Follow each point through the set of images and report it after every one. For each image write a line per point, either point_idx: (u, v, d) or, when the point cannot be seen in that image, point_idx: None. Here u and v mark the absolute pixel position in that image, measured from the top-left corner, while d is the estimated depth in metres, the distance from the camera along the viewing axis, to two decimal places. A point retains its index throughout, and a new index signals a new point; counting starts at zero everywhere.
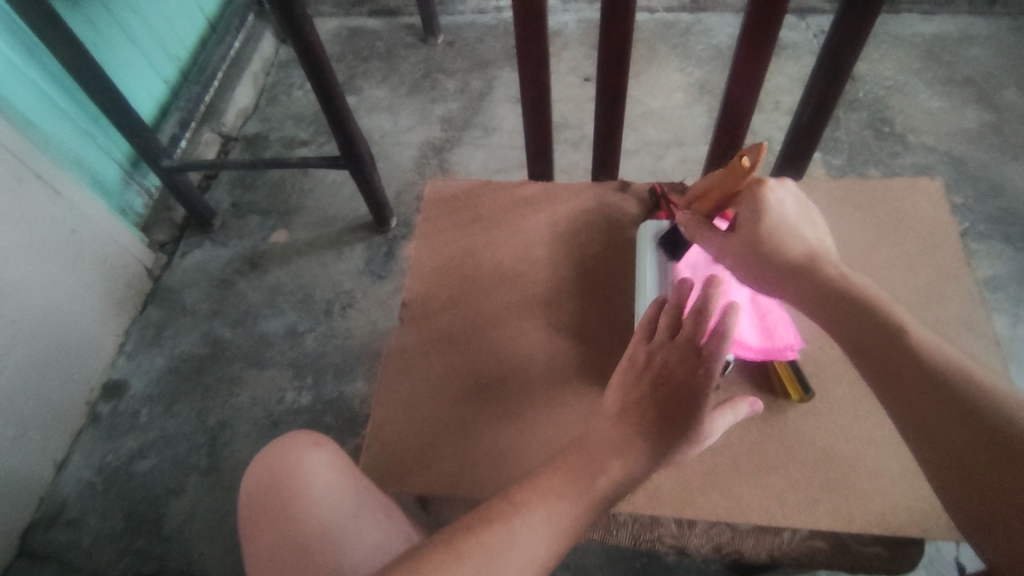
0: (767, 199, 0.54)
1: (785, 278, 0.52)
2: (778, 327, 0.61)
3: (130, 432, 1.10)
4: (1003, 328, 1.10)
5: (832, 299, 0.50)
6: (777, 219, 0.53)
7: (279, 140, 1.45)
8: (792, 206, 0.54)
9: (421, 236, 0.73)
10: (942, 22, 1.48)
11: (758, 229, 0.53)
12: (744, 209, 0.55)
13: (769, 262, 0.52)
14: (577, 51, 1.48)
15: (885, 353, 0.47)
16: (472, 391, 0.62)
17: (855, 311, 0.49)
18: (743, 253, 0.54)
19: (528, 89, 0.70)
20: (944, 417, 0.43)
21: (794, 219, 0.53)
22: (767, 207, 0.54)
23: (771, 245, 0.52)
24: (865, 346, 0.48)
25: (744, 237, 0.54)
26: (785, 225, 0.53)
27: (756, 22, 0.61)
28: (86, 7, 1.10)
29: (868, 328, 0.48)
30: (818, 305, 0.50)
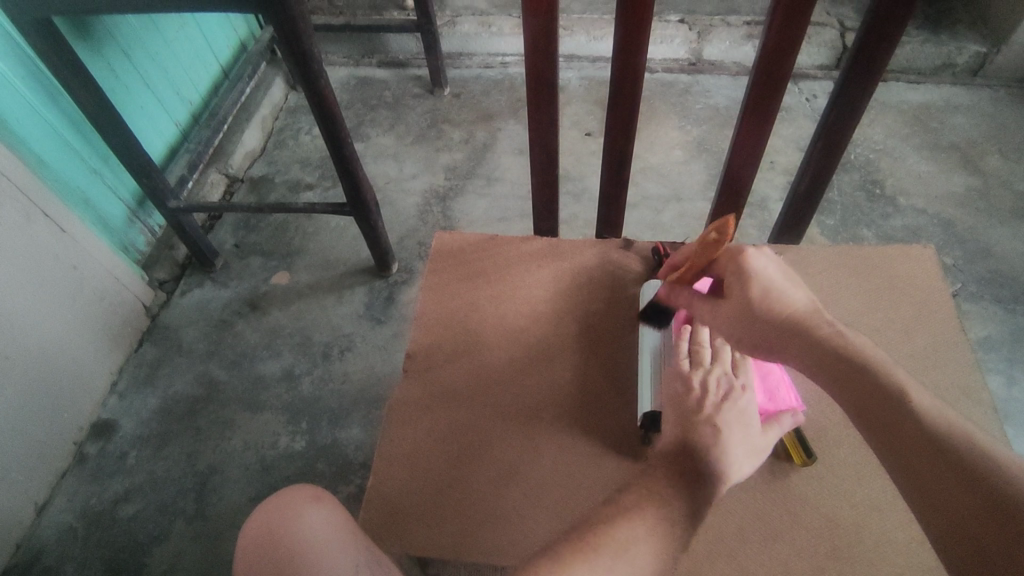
0: (752, 266, 0.54)
1: (785, 339, 0.52)
2: (779, 389, 0.62)
3: (116, 474, 1.08)
4: (997, 390, 1.11)
5: (829, 357, 0.48)
6: (765, 282, 0.54)
7: (285, 182, 1.47)
8: (775, 270, 0.55)
9: (427, 288, 0.73)
10: (928, 90, 1.55)
11: (748, 296, 0.54)
12: (731, 278, 0.56)
13: (764, 324, 0.53)
14: (579, 107, 1.53)
15: (885, 413, 0.44)
16: (475, 447, 0.61)
17: (855, 372, 0.47)
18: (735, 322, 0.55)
19: (537, 149, 0.73)
20: (945, 482, 0.40)
21: (781, 283, 0.54)
22: (751, 274, 0.54)
23: (764, 309, 0.53)
24: (865, 407, 0.45)
25: (734, 303, 0.55)
26: (772, 289, 0.53)
27: (756, 100, 0.64)
28: (105, 50, 1.13)
29: (866, 387, 0.46)
30: (816, 365, 0.49)
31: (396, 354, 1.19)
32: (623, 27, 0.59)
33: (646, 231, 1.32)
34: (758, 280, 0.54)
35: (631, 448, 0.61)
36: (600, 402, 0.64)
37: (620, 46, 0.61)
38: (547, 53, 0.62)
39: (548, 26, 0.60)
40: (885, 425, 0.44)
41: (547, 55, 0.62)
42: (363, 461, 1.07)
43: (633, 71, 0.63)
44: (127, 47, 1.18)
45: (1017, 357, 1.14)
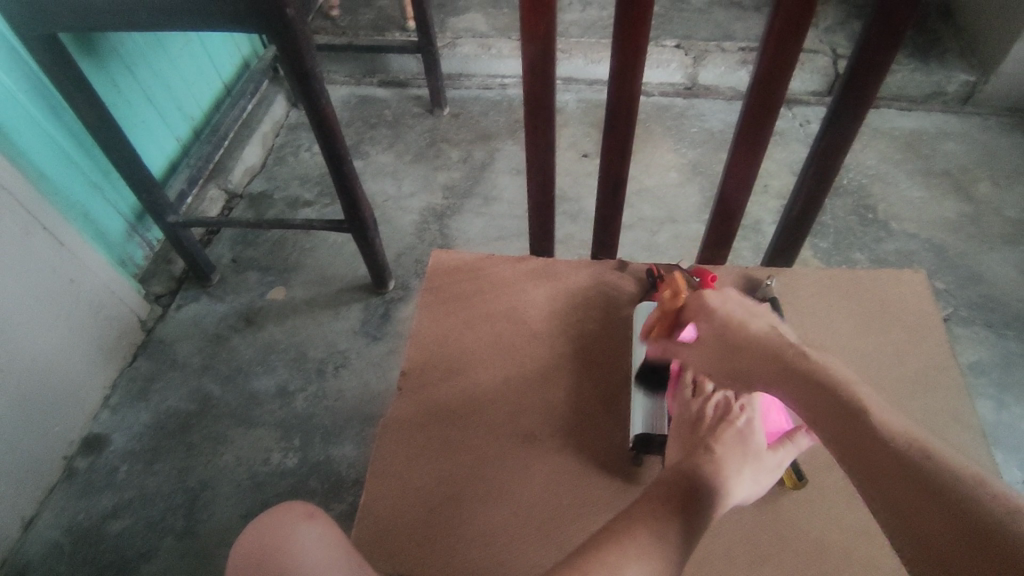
0: (712, 302, 0.56)
1: (755, 360, 0.51)
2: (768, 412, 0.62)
3: (105, 489, 1.07)
4: (989, 414, 1.11)
5: (801, 379, 0.47)
6: (726, 312, 0.55)
7: (283, 199, 1.48)
8: (739, 304, 0.55)
9: (423, 306, 0.74)
10: (919, 117, 1.58)
11: (719, 330, 0.54)
12: (699, 316, 0.57)
13: (737, 350, 0.53)
14: (576, 128, 1.55)
15: (859, 436, 0.43)
16: (467, 466, 0.61)
17: (823, 392, 0.46)
18: (713, 356, 0.56)
19: (534, 170, 0.74)
20: (920, 505, 0.39)
21: (743, 311, 0.55)
22: (713, 311, 0.56)
23: (729, 342, 0.54)
24: (836, 429, 0.45)
25: (708, 338, 0.56)
26: (735, 319, 0.54)
27: (749, 127, 0.66)
28: (110, 66, 1.15)
29: (839, 411, 0.45)
30: (791, 386, 0.48)
31: (391, 371, 1.19)
32: (619, 55, 0.61)
33: (641, 252, 1.33)
34: (720, 314, 0.55)
35: (623, 469, 0.61)
36: (592, 422, 0.64)
37: (617, 73, 0.62)
38: (545, 78, 0.64)
39: (546, 52, 0.61)
40: (861, 452, 0.43)
41: (545, 79, 0.64)
42: (355, 479, 1.07)
43: (629, 97, 0.64)
44: (131, 63, 1.19)
45: (1009, 382, 1.15)
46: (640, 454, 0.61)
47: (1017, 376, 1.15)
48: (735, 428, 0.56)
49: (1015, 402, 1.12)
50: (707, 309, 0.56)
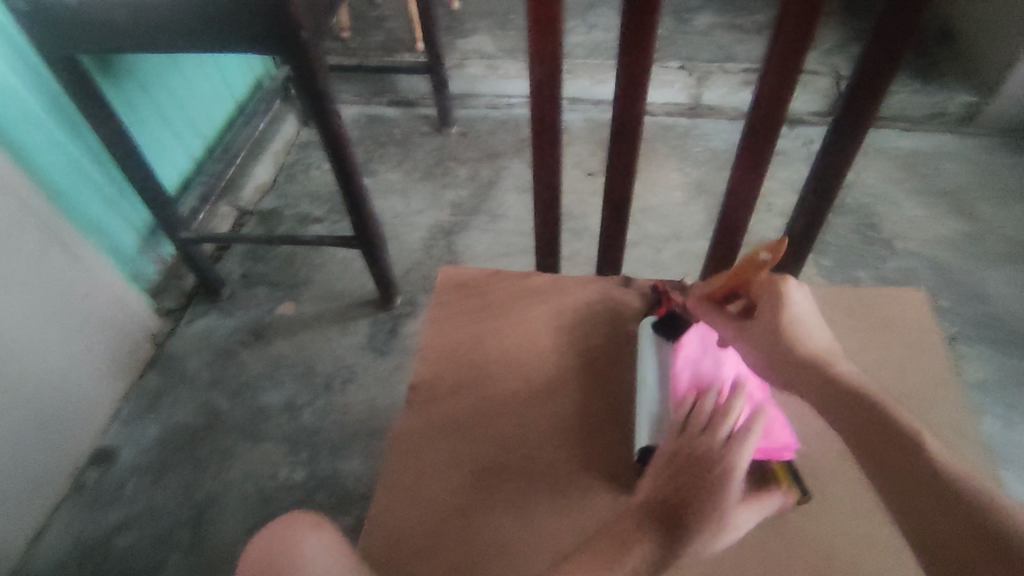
0: (789, 293, 0.59)
1: (802, 371, 0.56)
2: (773, 426, 0.62)
3: (114, 502, 1.08)
4: (995, 433, 1.11)
5: (833, 384, 0.54)
6: (795, 311, 0.58)
7: (293, 215, 1.51)
8: (807, 308, 0.59)
9: (431, 320, 0.75)
10: (921, 137, 1.59)
11: (778, 317, 0.58)
12: (764, 302, 0.60)
13: (791, 351, 0.56)
14: (581, 147, 1.58)
15: (887, 450, 0.48)
16: (474, 478, 0.62)
17: (857, 407, 0.52)
18: (761, 341, 0.59)
19: (540, 188, 0.75)
20: (936, 513, 0.44)
21: (806, 317, 0.59)
22: (786, 301, 0.59)
23: (790, 336, 0.57)
24: (867, 441, 0.50)
25: (762, 321, 0.59)
26: (798, 313, 0.58)
27: (751, 147, 0.68)
28: (128, 87, 1.18)
29: (865, 416, 0.51)
30: (830, 400, 0.53)
31: (397, 386, 1.20)
32: (623, 78, 0.63)
33: (646, 269, 1.35)
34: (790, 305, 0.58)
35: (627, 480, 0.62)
36: (596, 433, 0.65)
37: (621, 95, 0.64)
38: (551, 100, 0.66)
39: (553, 75, 0.63)
40: (885, 457, 0.48)
41: (551, 101, 0.66)
42: (362, 494, 1.07)
43: (633, 118, 0.66)
44: (147, 83, 1.23)
45: (1014, 401, 1.15)
46: (645, 468, 0.62)
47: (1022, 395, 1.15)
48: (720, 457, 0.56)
49: (1020, 421, 1.12)
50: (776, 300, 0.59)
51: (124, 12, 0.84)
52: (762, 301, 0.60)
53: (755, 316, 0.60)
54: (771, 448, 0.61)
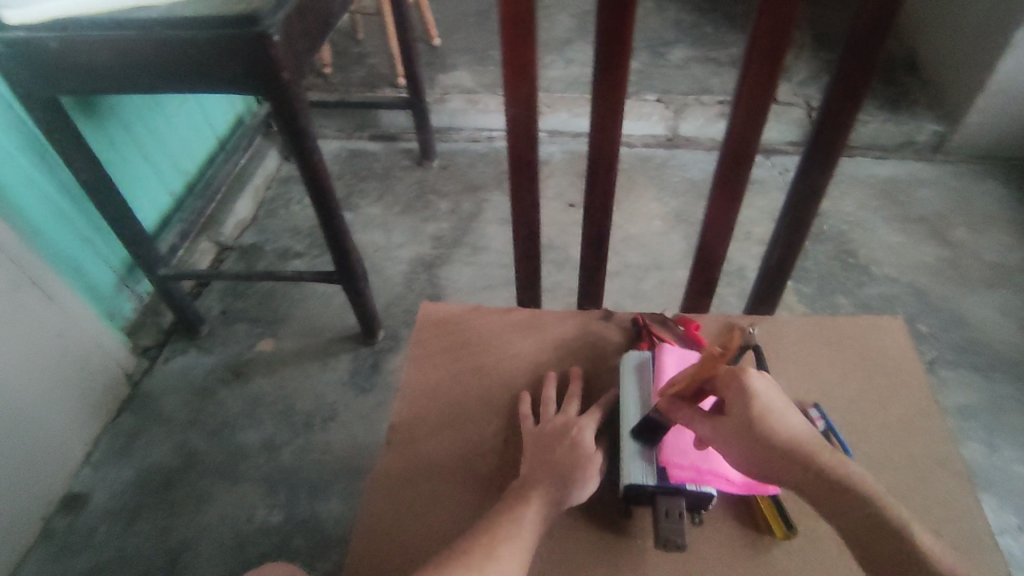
0: (751, 387, 0.53)
1: (776, 460, 0.51)
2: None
3: (84, 550, 1.03)
4: (979, 458, 1.11)
5: (825, 487, 0.50)
6: (763, 405, 0.53)
7: (274, 250, 1.50)
8: (772, 396, 0.54)
9: (412, 358, 0.74)
10: (892, 165, 1.63)
11: (749, 413, 0.52)
12: (730, 397, 0.54)
13: (764, 445, 0.51)
14: (562, 179, 1.59)
15: (840, 501, 0.49)
16: (453, 522, 0.61)
17: (809, 470, 0.50)
18: (735, 442, 0.53)
19: (520, 223, 0.76)
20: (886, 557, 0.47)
21: (778, 407, 0.53)
22: (754, 397, 0.53)
23: (763, 434, 0.51)
24: (822, 497, 0.50)
25: (733, 420, 0.53)
26: (764, 405, 0.53)
27: (724, 180, 0.69)
28: (107, 125, 1.18)
29: (859, 517, 0.48)
30: (786, 473, 0.51)
31: (380, 423, 1.18)
32: (597, 115, 0.64)
33: (628, 299, 1.35)
34: (755, 400, 0.53)
35: (611, 518, 0.60)
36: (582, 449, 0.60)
37: (596, 132, 0.65)
38: (528, 138, 0.66)
39: (529, 113, 0.64)
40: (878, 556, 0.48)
41: (528, 139, 0.66)
42: (343, 536, 1.04)
43: (609, 154, 0.67)
44: (127, 121, 1.22)
45: (996, 425, 1.15)
46: (630, 506, 0.60)
47: (1004, 419, 1.16)
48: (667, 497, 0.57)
49: (1003, 446, 1.13)
50: (740, 395, 0.53)
51: (102, 54, 0.84)
52: (731, 400, 0.54)
53: (722, 415, 0.54)
54: (754, 481, 0.59)
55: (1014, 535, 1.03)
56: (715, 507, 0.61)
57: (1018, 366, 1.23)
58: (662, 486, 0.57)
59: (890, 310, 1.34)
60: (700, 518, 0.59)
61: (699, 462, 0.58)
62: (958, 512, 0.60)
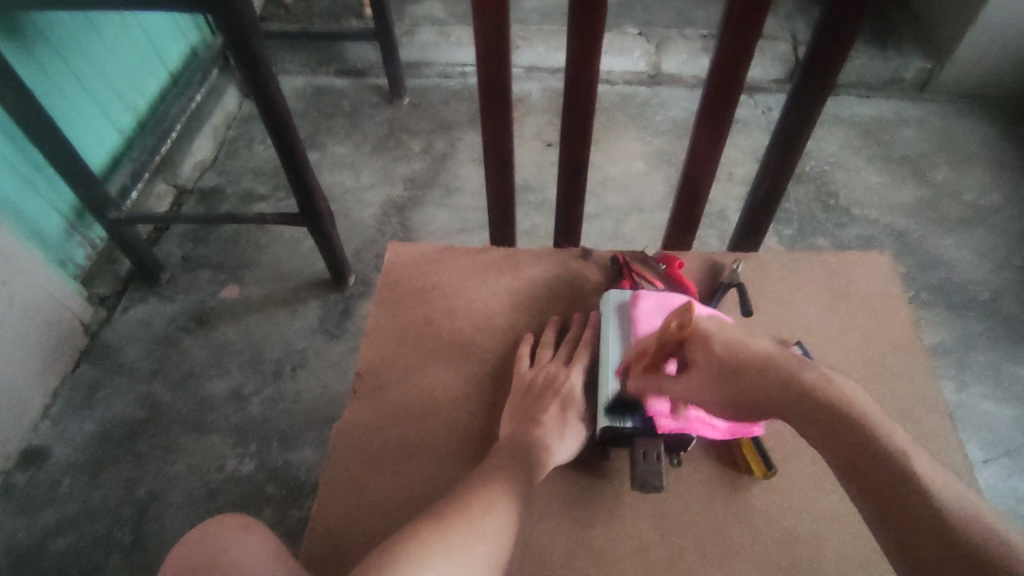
0: (705, 330, 0.52)
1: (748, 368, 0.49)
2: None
3: (47, 504, 1.00)
4: (950, 395, 1.13)
5: (823, 418, 0.45)
6: (725, 343, 0.51)
7: (236, 193, 1.42)
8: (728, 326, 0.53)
9: (380, 301, 0.70)
10: (876, 104, 1.60)
11: (713, 361, 0.50)
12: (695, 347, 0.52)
13: (736, 368, 0.49)
14: (539, 117, 1.52)
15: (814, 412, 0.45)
16: (425, 467, 0.58)
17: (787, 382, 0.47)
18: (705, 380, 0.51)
19: (492, 156, 0.70)
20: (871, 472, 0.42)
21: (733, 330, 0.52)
22: (711, 336, 0.51)
23: (730, 360, 0.50)
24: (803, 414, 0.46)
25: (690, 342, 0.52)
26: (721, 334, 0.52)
27: (711, 107, 0.64)
28: (40, 53, 1.07)
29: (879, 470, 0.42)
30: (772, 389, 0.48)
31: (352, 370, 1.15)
32: (575, 35, 0.58)
33: (607, 242, 1.32)
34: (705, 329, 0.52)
35: (588, 460, 0.58)
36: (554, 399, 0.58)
37: (574, 51, 0.59)
38: (499, 58, 0.60)
39: (499, 28, 0.58)
40: (872, 485, 0.42)
41: (499, 59, 0.60)
42: (316, 484, 1.02)
43: (587, 76, 0.61)
44: (63, 49, 1.12)
45: (968, 362, 1.17)
46: (607, 447, 0.58)
47: (975, 355, 1.17)
48: (648, 441, 0.55)
49: (973, 382, 1.14)
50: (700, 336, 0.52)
51: None
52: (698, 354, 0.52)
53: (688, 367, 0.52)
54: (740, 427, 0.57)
55: (981, 468, 1.05)
56: (695, 450, 0.59)
57: (992, 305, 1.23)
58: (641, 428, 0.55)
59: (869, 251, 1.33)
60: (680, 460, 0.58)
61: (688, 410, 0.55)
62: (938, 447, 0.60)
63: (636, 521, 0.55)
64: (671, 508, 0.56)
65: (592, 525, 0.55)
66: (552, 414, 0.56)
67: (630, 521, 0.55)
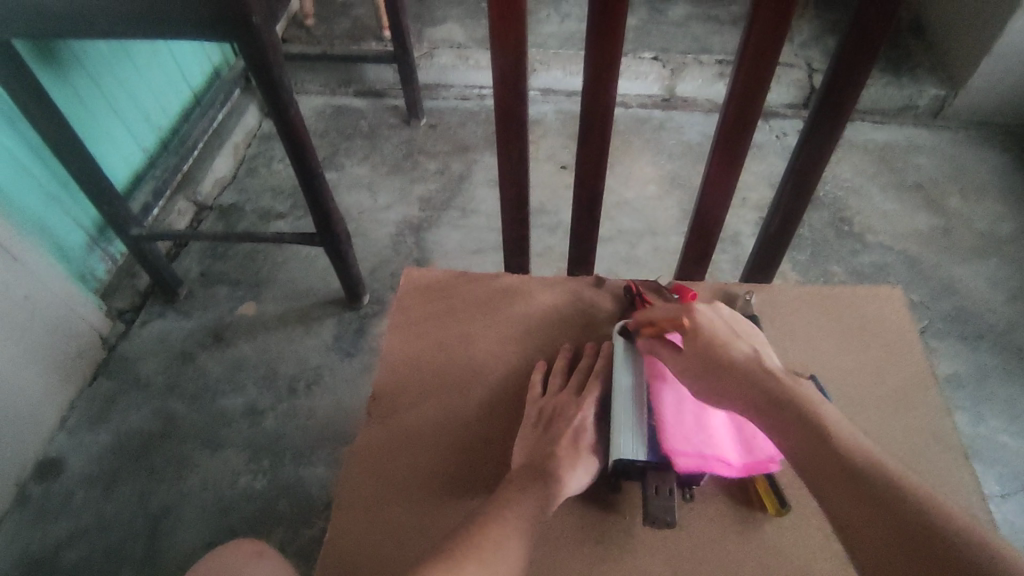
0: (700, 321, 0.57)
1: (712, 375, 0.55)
2: (754, 434, 0.57)
3: (61, 516, 1.02)
4: (966, 428, 1.11)
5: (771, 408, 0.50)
6: (712, 330, 0.56)
7: (255, 211, 1.44)
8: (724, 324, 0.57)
9: (394, 326, 0.71)
10: (891, 131, 1.60)
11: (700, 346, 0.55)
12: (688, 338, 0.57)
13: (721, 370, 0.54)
14: (554, 140, 1.54)
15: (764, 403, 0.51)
16: (437, 494, 0.59)
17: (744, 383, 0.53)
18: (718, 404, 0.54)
19: (508, 184, 0.72)
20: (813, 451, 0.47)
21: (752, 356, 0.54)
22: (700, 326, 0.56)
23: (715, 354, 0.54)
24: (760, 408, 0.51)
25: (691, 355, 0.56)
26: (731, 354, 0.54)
27: (726, 141, 0.64)
28: (70, 74, 1.11)
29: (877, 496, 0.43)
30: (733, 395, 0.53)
31: (365, 390, 1.16)
32: (592, 68, 0.59)
33: (620, 265, 1.32)
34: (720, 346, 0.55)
35: (598, 492, 0.59)
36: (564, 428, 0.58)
37: (590, 87, 0.61)
38: (516, 92, 0.62)
39: (517, 63, 0.59)
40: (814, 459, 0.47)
41: (516, 92, 0.62)
42: (326, 503, 1.03)
43: (603, 110, 0.62)
44: (93, 70, 1.15)
45: (984, 394, 1.15)
46: (618, 480, 0.58)
47: (990, 386, 1.16)
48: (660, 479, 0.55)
49: (989, 414, 1.13)
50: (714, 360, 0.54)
51: None
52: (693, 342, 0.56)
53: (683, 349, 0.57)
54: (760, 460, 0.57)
55: (998, 503, 1.03)
56: (708, 484, 0.59)
57: (1009, 337, 1.22)
58: (651, 461, 0.55)
59: (884, 279, 1.32)
60: (692, 494, 0.58)
61: (701, 450, 0.56)
62: (952, 486, 0.59)
63: (646, 554, 0.55)
64: (681, 541, 0.56)
65: (602, 559, 0.55)
66: (564, 445, 0.57)
67: (639, 553, 0.55)
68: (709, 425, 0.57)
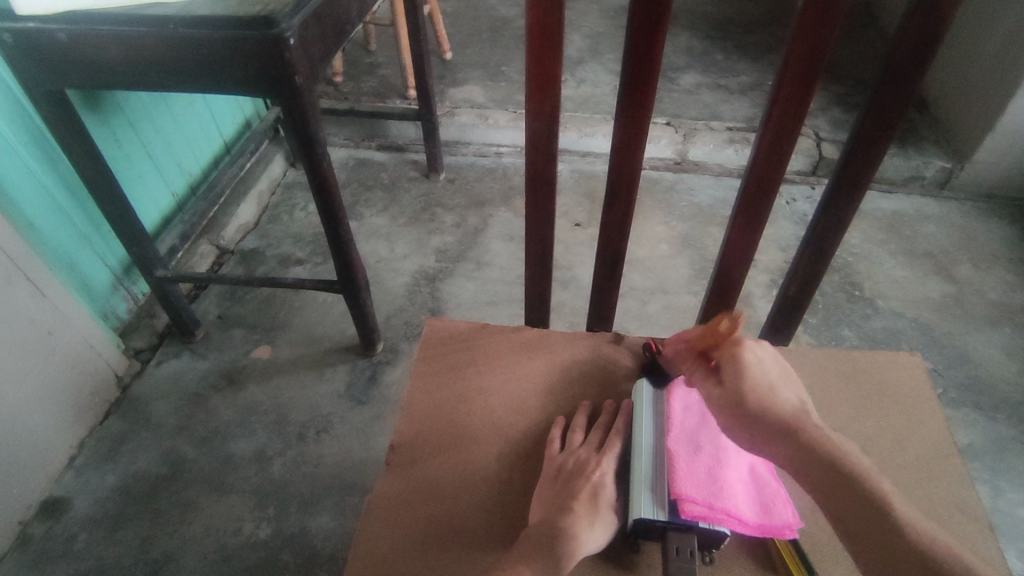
0: None
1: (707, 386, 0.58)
2: (778, 503, 0.57)
3: (61, 558, 1.00)
4: (985, 500, 1.09)
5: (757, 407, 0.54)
6: None
7: (275, 256, 1.47)
8: None
9: (416, 376, 0.72)
10: (899, 200, 1.64)
11: None
12: None
13: None
14: (569, 198, 1.58)
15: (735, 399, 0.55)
16: (455, 548, 0.58)
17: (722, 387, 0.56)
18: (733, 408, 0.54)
19: (533, 239, 0.74)
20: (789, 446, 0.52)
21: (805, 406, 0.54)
22: None
23: None
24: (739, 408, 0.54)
25: None
26: None
27: (747, 206, 0.67)
28: (112, 121, 1.16)
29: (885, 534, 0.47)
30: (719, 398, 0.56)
31: (374, 439, 1.15)
32: (620, 135, 0.62)
33: (632, 322, 1.33)
34: None
35: (616, 551, 0.58)
36: (585, 484, 0.58)
37: (616, 153, 0.64)
38: (546, 154, 0.65)
39: (549, 129, 0.63)
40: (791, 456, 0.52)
41: (546, 156, 0.65)
42: (332, 555, 1.01)
43: (630, 173, 0.65)
44: (133, 118, 1.21)
45: (1002, 465, 1.14)
46: (638, 540, 0.57)
47: (1009, 460, 1.14)
48: (680, 545, 0.54)
49: (1008, 487, 1.11)
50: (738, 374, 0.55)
51: (114, 49, 0.83)
52: None
53: None
54: (779, 526, 0.56)
55: None
56: (731, 546, 0.58)
57: None
58: (672, 521, 0.55)
59: (896, 345, 1.32)
60: (713, 557, 0.57)
61: (715, 499, 0.55)
62: (977, 561, 0.58)
63: None
64: None
65: None
66: (584, 502, 0.56)
67: None
68: (721, 475, 0.57)
